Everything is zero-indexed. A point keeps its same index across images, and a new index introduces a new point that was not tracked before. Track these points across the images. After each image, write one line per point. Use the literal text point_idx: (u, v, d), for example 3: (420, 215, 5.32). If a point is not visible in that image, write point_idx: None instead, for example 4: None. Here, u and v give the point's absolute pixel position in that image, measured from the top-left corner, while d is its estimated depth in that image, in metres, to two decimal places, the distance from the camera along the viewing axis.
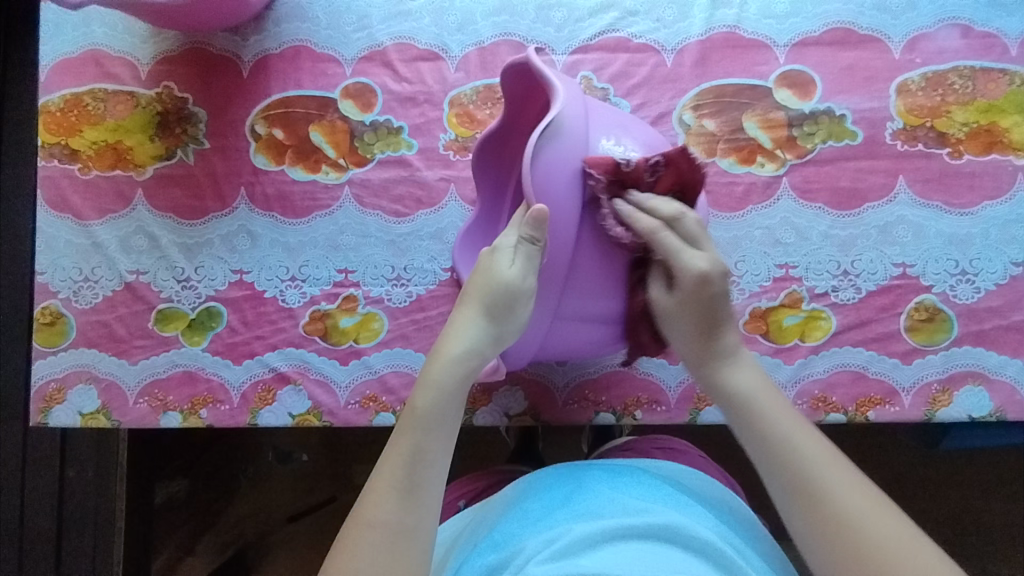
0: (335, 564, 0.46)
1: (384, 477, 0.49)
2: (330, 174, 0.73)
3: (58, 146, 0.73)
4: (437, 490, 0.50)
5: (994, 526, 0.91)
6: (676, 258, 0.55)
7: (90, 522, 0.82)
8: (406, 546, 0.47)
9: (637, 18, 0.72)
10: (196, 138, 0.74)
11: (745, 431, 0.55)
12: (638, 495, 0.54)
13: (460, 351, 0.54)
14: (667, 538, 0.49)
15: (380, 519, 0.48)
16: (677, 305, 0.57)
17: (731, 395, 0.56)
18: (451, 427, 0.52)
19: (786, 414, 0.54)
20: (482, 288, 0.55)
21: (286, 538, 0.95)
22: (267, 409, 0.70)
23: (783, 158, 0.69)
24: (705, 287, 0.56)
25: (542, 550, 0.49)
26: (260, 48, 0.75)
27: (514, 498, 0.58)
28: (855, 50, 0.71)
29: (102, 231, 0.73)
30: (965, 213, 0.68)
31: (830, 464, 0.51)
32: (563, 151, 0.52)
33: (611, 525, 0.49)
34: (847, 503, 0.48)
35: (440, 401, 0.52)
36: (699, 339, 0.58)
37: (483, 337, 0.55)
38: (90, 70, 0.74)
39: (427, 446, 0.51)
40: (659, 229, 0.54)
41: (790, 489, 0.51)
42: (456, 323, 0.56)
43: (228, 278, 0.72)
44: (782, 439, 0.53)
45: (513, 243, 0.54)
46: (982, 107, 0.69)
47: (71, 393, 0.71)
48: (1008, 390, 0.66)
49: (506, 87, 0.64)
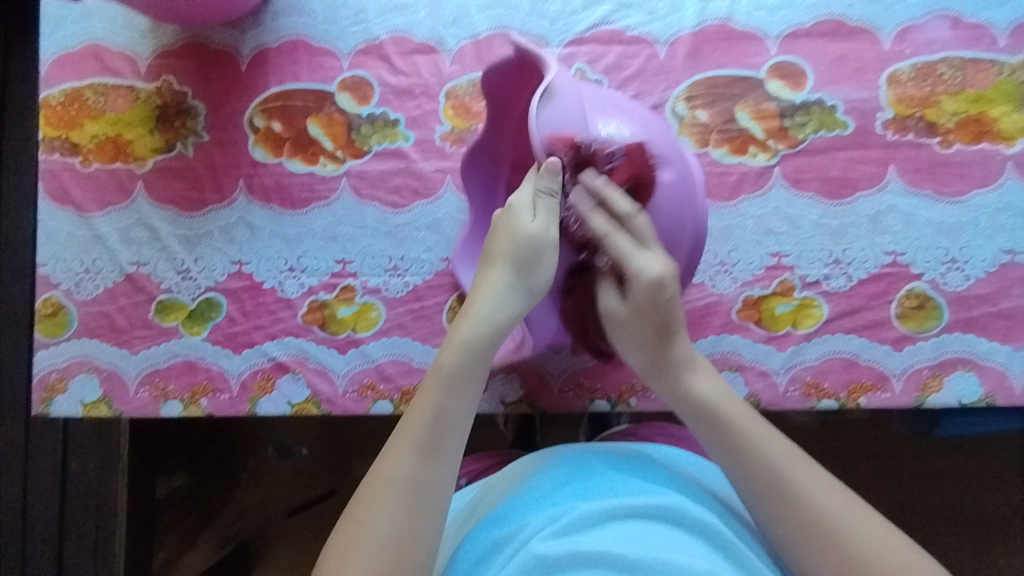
0: (353, 516, 0.48)
1: (405, 433, 0.51)
2: (327, 166, 0.74)
3: (59, 140, 0.74)
4: (458, 451, 0.51)
5: (989, 517, 0.91)
6: (629, 260, 0.56)
7: (92, 514, 0.83)
8: (423, 505, 0.48)
9: (630, 11, 0.73)
10: (195, 131, 0.75)
11: (713, 440, 0.55)
12: (641, 476, 0.55)
13: (489, 310, 0.55)
14: (669, 520, 0.50)
15: (399, 473, 0.49)
16: (641, 310, 0.56)
17: (696, 405, 0.56)
18: (476, 388, 0.53)
19: (752, 419, 0.54)
20: (508, 248, 0.56)
21: (286, 532, 0.96)
22: (266, 398, 0.71)
23: (775, 149, 0.70)
24: (659, 292, 0.55)
25: (547, 526, 0.50)
26: (258, 42, 0.76)
27: (521, 472, 0.58)
28: (846, 41, 0.72)
29: (103, 224, 0.74)
30: (954, 201, 0.69)
31: (796, 462, 0.52)
32: (558, 122, 0.55)
33: (615, 505, 0.50)
34: (819, 502, 0.50)
35: (465, 360, 0.53)
36: (655, 347, 0.57)
37: (513, 296, 0.55)
38: (91, 64, 0.75)
39: (450, 405, 0.52)
40: (609, 231, 0.56)
41: (766, 495, 0.51)
42: (484, 284, 0.56)
43: (227, 269, 0.73)
44: (750, 443, 0.53)
45: (531, 199, 0.56)
46: (971, 97, 0.70)
47: (72, 383, 0.72)
48: (997, 375, 0.67)
49: (489, 84, 0.66)
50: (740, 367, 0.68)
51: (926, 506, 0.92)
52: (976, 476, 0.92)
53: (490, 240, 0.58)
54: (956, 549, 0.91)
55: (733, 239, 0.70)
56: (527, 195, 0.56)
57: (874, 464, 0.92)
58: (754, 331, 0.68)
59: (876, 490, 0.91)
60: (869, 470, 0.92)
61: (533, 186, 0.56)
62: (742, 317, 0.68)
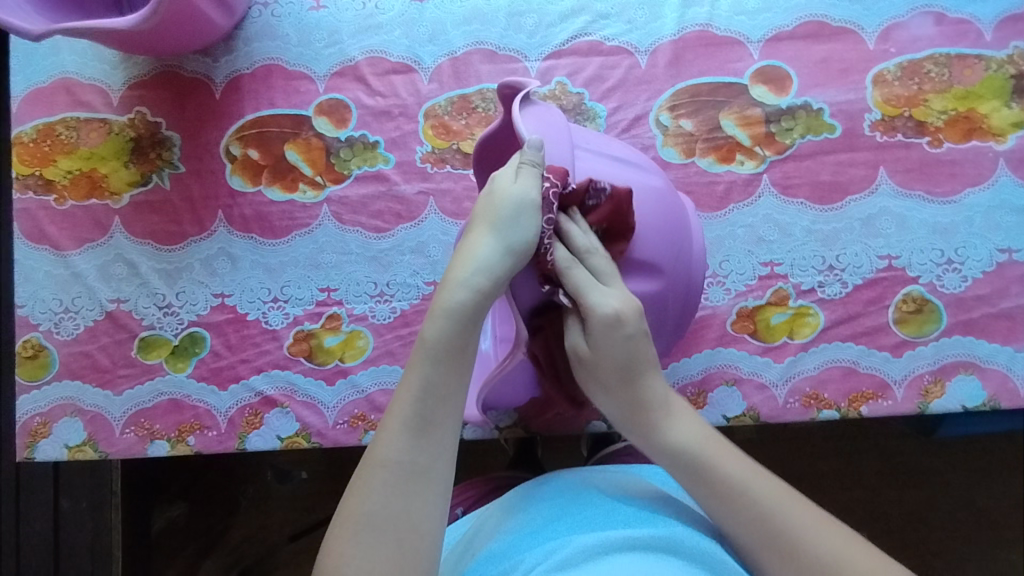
0: (347, 505, 0.46)
1: (395, 414, 0.48)
2: (307, 193, 0.72)
3: (32, 177, 0.73)
4: (453, 427, 0.49)
5: (997, 512, 0.90)
6: (584, 295, 0.50)
7: (86, 554, 0.80)
8: (420, 488, 0.47)
9: (609, 21, 0.72)
10: (171, 162, 0.73)
11: (698, 493, 0.51)
12: (640, 505, 0.54)
13: (470, 273, 0.49)
14: (673, 551, 0.48)
15: (392, 458, 0.47)
16: (608, 355, 0.52)
17: (672, 455, 0.52)
18: (466, 359, 0.49)
19: (735, 458, 0.51)
20: (489, 208, 0.50)
21: (286, 560, 0.94)
22: (255, 433, 0.70)
23: (762, 155, 0.69)
24: (613, 328, 0.50)
25: (543, 562, 0.48)
26: (231, 69, 0.74)
27: (517, 504, 0.57)
28: (829, 42, 0.70)
29: (80, 261, 0.72)
30: (947, 201, 0.68)
31: (782, 500, 0.49)
32: (549, 119, 0.52)
33: (615, 537, 0.48)
34: (816, 546, 0.46)
35: (450, 331, 0.48)
36: (621, 390, 0.53)
37: (496, 256, 0.48)
38: (62, 99, 0.74)
39: (439, 382, 0.48)
40: (567, 263, 0.50)
41: (758, 542, 0.48)
42: (467, 247, 0.50)
43: (210, 302, 0.71)
44: (735, 492, 0.49)
45: (514, 167, 0.50)
46: (960, 94, 0.69)
47: (56, 426, 0.70)
48: (1001, 377, 0.66)
49: (485, 142, 0.62)
50: (737, 381, 0.66)
51: (931, 503, 0.90)
52: (980, 471, 0.91)
53: (476, 202, 0.52)
54: (963, 545, 0.90)
55: (724, 249, 0.68)
56: (513, 162, 0.51)
57: (879, 462, 0.90)
58: (750, 342, 0.67)
59: (882, 490, 0.90)
60: (874, 470, 0.90)
61: (516, 160, 0.49)
62: (737, 329, 0.67)
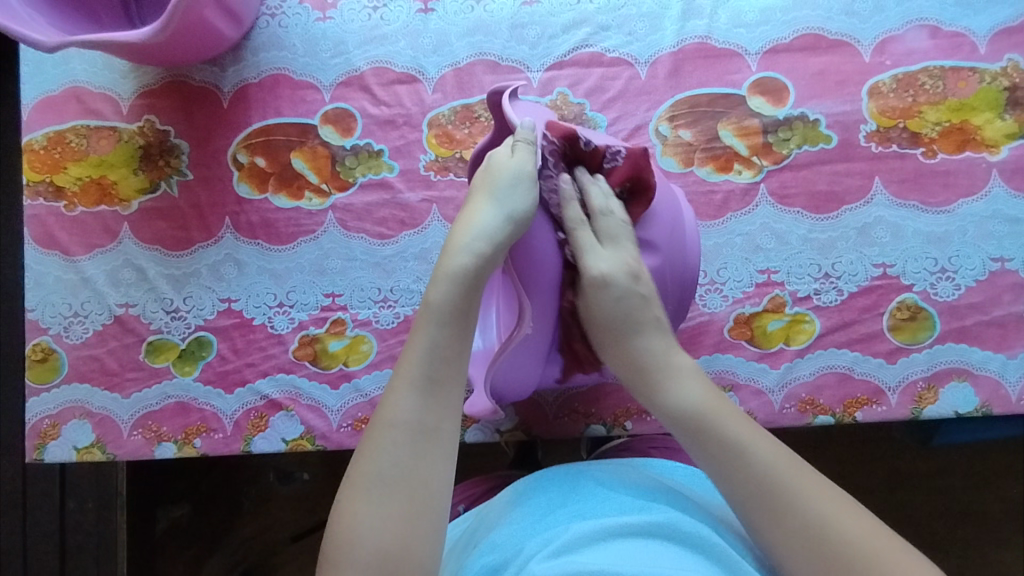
0: (359, 467, 0.48)
1: (403, 375, 0.49)
2: (313, 200, 0.74)
3: (43, 183, 0.74)
4: (460, 388, 0.50)
5: (992, 516, 0.92)
6: (584, 254, 0.53)
7: (91, 553, 0.81)
8: (429, 447, 0.48)
9: (609, 33, 0.73)
10: (179, 169, 0.75)
11: (698, 451, 0.52)
12: (637, 493, 0.55)
13: (470, 239, 0.51)
14: (670, 538, 0.49)
15: (401, 417, 0.48)
16: (611, 312, 0.53)
17: (676, 416, 0.52)
18: (471, 320, 0.51)
19: (737, 419, 0.52)
20: (486, 181, 0.52)
21: (289, 559, 0.95)
22: (260, 435, 0.71)
23: (760, 165, 0.70)
24: (607, 291, 0.53)
25: (543, 549, 0.49)
26: (238, 78, 0.75)
27: (517, 493, 0.58)
28: (826, 55, 0.72)
29: (90, 266, 0.74)
30: (941, 211, 0.69)
31: (780, 461, 0.49)
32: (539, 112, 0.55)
33: (612, 525, 0.50)
34: (808, 508, 0.47)
35: (453, 292, 0.50)
36: (632, 347, 0.54)
37: (493, 222, 0.50)
38: (72, 107, 0.75)
39: (446, 342, 0.50)
40: (575, 223, 0.53)
41: (749, 499, 0.49)
42: (467, 216, 0.52)
43: (217, 307, 0.73)
44: (732, 444, 0.50)
45: (508, 144, 0.53)
46: (954, 106, 0.70)
47: (65, 428, 0.72)
48: (993, 384, 0.67)
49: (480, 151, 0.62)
50: (735, 387, 0.67)
51: (927, 506, 0.91)
52: (975, 476, 0.92)
53: (473, 182, 0.54)
54: (958, 549, 0.91)
55: (721, 257, 0.70)
56: (508, 143, 0.53)
57: (878, 467, 0.91)
58: (747, 348, 0.68)
59: (879, 494, 0.91)
60: (872, 475, 0.91)
61: (509, 140, 0.53)
62: (735, 335, 0.68)
